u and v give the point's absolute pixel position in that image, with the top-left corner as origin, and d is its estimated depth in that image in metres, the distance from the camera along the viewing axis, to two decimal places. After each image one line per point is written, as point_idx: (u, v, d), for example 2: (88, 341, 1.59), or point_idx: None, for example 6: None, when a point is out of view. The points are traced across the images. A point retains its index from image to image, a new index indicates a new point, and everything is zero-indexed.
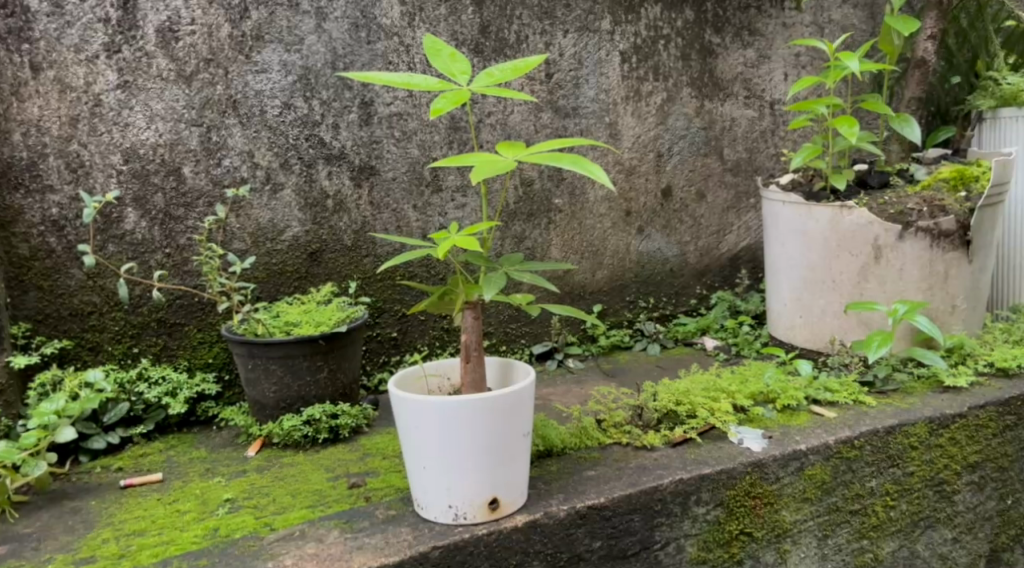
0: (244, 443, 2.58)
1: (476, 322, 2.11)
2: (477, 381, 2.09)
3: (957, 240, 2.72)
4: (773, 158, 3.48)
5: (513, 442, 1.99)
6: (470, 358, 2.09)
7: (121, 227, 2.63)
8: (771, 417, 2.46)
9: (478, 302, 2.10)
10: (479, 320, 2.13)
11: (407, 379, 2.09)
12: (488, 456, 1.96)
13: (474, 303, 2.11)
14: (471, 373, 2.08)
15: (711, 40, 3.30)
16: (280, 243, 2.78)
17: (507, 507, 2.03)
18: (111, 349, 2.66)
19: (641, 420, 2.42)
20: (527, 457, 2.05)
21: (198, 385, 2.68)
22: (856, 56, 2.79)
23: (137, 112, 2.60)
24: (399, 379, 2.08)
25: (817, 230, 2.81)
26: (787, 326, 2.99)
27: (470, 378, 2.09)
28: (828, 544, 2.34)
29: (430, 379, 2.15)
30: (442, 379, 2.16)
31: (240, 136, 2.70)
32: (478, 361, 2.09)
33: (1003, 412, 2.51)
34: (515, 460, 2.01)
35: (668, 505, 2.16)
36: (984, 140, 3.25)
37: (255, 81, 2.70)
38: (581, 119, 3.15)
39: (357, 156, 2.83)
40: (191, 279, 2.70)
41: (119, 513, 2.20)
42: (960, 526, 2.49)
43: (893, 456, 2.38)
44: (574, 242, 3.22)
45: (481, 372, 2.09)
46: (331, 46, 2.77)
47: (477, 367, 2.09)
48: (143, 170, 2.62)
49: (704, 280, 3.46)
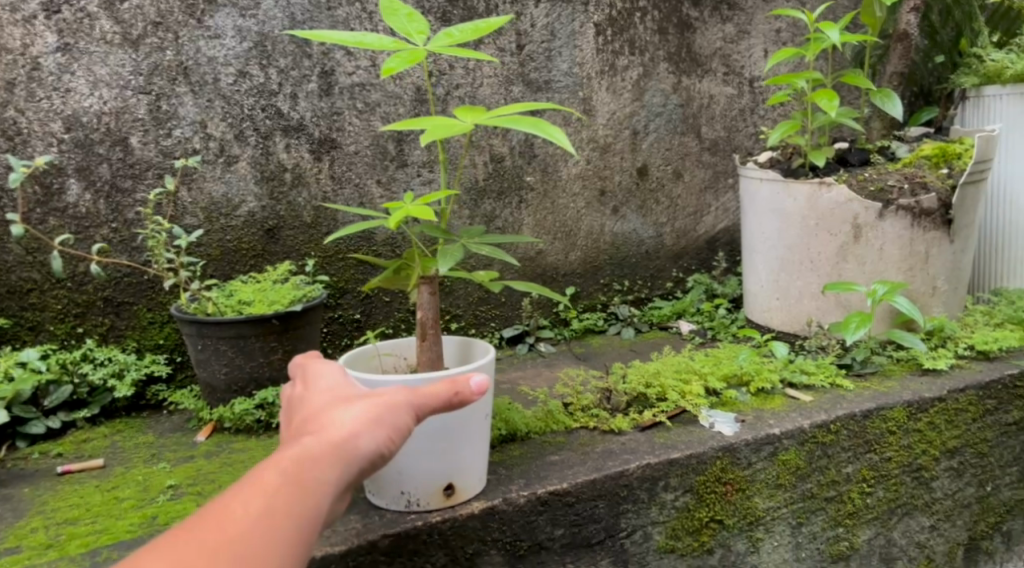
0: (194, 428, 2.46)
1: (433, 298, 1.98)
2: (434, 359, 1.98)
3: (938, 220, 2.63)
4: (752, 137, 3.38)
5: (467, 427, 1.87)
6: (426, 336, 1.97)
7: (63, 199, 2.49)
8: (744, 401, 2.36)
9: (435, 276, 1.97)
10: (436, 296, 2.00)
11: (358, 358, 1.98)
12: (444, 439, 1.85)
13: (430, 278, 1.99)
14: (428, 352, 1.97)
15: (688, 13, 3.19)
16: (235, 218, 2.65)
17: (463, 493, 1.92)
18: (53, 329, 2.52)
19: (609, 402, 2.31)
20: (485, 441, 1.95)
21: (148, 368, 2.55)
22: (837, 27, 2.66)
23: (80, 77, 2.47)
24: (350, 359, 1.98)
25: (795, 207, 2.71)
26: (763, 309, 2.90)
27: (426, 357, 1.97)
28: (802, 532, 2.25)
29: (384, 359, 2.04)
30: (398, 359, 2.06)
31: (192, 105, 2.57)
32: (436, 339, 1.97)
33: (983, 395, 2.42)
34: (472, 444, 1.90)
35: (634, 491, 2.06)
36: (967, 118, 3.15)
37: (208, 47, 2.57)
38: (553, 93, 3.04)
39: (317, 128, 2.71)
40: (139, 255, 2.57)
41: (53, 501, 2.07)
42: (938, 514, 2.41)
43: (870, 441, 2.29)
44: (547, 222, 3.12)
45: (438, 350, 1.98)
46: (289, 12, 2.64)
47: (434, 345, 1.98)
48: (87, 139, 2.49)
49: (680, 263, 3.36)
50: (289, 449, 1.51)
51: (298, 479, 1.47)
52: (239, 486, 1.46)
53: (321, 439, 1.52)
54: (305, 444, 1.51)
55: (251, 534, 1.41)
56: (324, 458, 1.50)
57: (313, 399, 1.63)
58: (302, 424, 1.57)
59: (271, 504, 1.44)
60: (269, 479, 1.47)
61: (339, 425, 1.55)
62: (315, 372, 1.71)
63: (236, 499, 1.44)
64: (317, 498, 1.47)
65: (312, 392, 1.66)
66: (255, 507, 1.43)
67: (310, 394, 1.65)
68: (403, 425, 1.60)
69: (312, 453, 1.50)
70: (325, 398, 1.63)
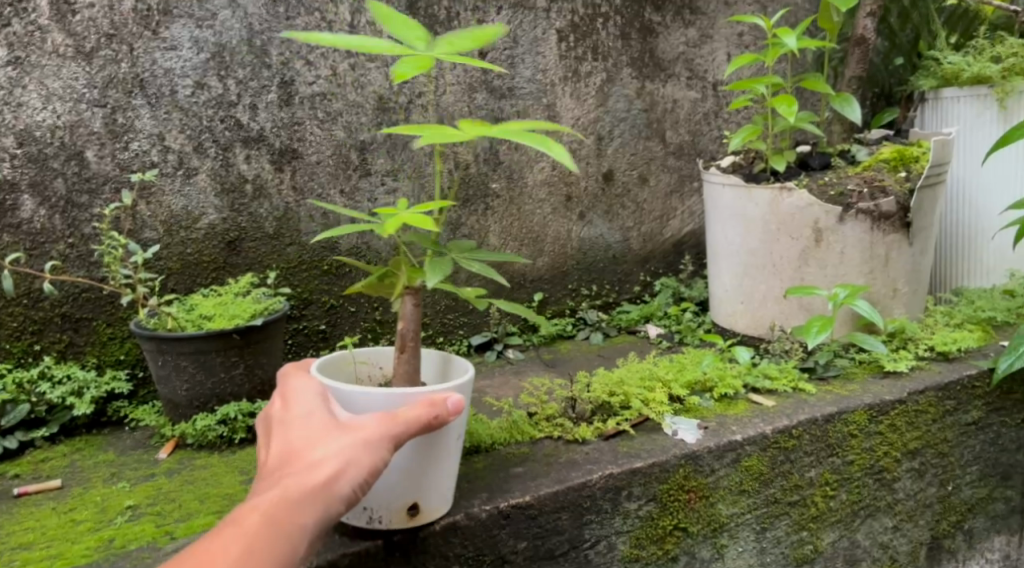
0: (156, 444, 2.43)
1: (416, 311, 1.95)
2: (410, 373, 1.93)
3: (897, 223, 2.65)
4: (716, 140, 3.40)
5: (438, 448, 1.81)
6: (405, 348, 1.93)
7: (17, 215, 2.46)
8: (708, 407, 2.37)
9: (419, 288, 1.95)
10: (419, 309, 1.97)
11: (332, 364, 1.94)
12: (416, 458, 1.80)
13: (415, 290, 1.95)
14: (405, 364, 1.93)
15: (651, 19, 3.20)
16: (196, 231, 2.63)
17: (429, 514, 1.87)
18: (9, 347, 2.48)
19: (574, 411, 2.32)
20: (457, 463, 1.89)
21: (109, 384, 2.53)
22: (794, 33, 2.68)
23: (32, 91, 2.44)
24: (325, 365, 1.93)
25: (756, 212, 2.73)
26: (728, 313, 2.92)
27: (403, 370, 1.93)
28: (766, 537, 2.26)
29: (359, 367, 2.00)
30: (373, 368, 2.02)
31: (148, 118, 2.54)
32: (414, 352, 1.93)
33: (943, 397, 2.44)
34: (443, 466, 1.85)
35: (598, 502, 2.06)
36: (926, 121, 3.19)
37: (164, 59, 2.55)
38: (517, 99, 3.04)
39: (278, 138, 2.69)
40: (97, 271, 2.54)
41: (8, 525, 2.05)
42: (901, 514, 2.43)
43: (832, 445, 2.31)
44: (513, 229, 3.12)
45: (415, 364, 1.94)
46: (247, 22, 2.62)
47: (412, 359, 1.93)
48: (40, 154, 2.46)
49: (647, 266, 3.36)
50: (271, 492, 1.57)
51: (278, 523, 1.54)
52: (222, 528, 1.53)
53: (303, 481, 1.59)
54: (286, 485, 1.58)
55: None
56: (304, 502, 1.57)
57: (292, 429, 1.68)
58: (283, 461, 1.63)
59: (252, 547, 1.51)
60: (250, 521, 1.53)
61: (320, 464, 1.61)
62: (294, 394, 1.75)
63: (218, 541, 1.51)
64: (296, 541, 1.55)
65: (291, 419, 1.70)
66: (236, 549, 1.51)
67: (290, 421, 1.70)
68: (384, 458, 1.66)
69: (294, 497, 1.56)
70: (303, 430, 1.68)
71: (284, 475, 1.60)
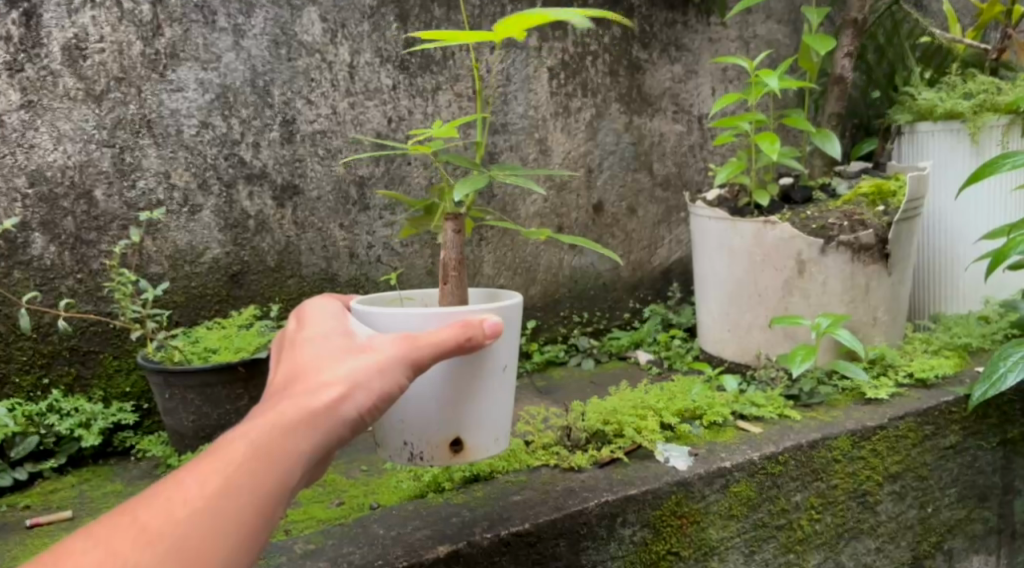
0: (163, 474, 2.50)
1: (458, 237, 1.99)
2: (457, 301, 1.97)
3: (876, 254, 2.76)
4: (702, 171, 3.51)
5: (480, 379, 1.86)
6: (448, 278, 1.97)
7: (28, 252, 2.53)
8: (697, 434, 2.47)
9: (461, 213, 1.99)
10: (462, 236, 2.00)
11: (379, 300, 1.99)
12: (456, 387, 1.85)
13: (457, 214, 1.99)
14: (450, 294, 1.97)
15: (638, 56, 3.31)
16: (200, 265, 2.71)
17: (472, 451, 1.91)
18: (18, 381, 2.55)
19: (570, 440, 2.40)
20: (504, 399, 1.94)
21: (115, 416, 2.60)
22: (775, 74, 2.79)
23: (44, 133, 2.51)
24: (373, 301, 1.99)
25: (741, 244, 2.83)
26: (715, 341, 3.01)
27: (449, 299, 1.97)
28: (755, 559, 2.35)
29: (408, 304, 2.06)
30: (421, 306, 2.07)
31: (154, 156, 2.63)
32: (458, 281, 1.97)
33: (922, 422, 2.54)
34: (484, 400, 1.89)
35: (594, 528, 2.14)
36: (903, 154, 3.30)
37: (170, 100, 2.63)
38: (510, 135, 3.14)
39: (280, 174, 2.78)
40: (104, 305, 2.62)
41: (23, 556, 2.11)
42: (883, 536, 2.53)
43: (817, 470, 2.40)
44: (507, 259, 3.21)
45: (461, 292, 1.98)
46: (250, 64, 2.71)
47: (457, 288, 1.97)
48: (51, 193, 2.53)
49: (637, 293, 3.46)
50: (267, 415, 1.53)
51: (268, 449, 1.49)
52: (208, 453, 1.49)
53: (303, 403, 1.55)
54: (284, 408, 1.54)
55: (213, 504, 1.44)
56: (302, 425, 1.53)
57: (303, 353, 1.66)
58: (289, 382, 1.60)
59: (237, 473, 1.47)
60: (238, 446, 1.49)
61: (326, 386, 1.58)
62: (312, 319, 1.74)
63: (201, 467, 1.47)
64: (290, 467, 1.50)
65: (303, 343, 1.68)
66: (218, 477, 1.46)
67: (301, 345, 1.68)
68: (395, 383, 1.64)
69: (290, 419, 1.52)
70: (311, 352, 1.66)
71: (286, 397, 1.57)
